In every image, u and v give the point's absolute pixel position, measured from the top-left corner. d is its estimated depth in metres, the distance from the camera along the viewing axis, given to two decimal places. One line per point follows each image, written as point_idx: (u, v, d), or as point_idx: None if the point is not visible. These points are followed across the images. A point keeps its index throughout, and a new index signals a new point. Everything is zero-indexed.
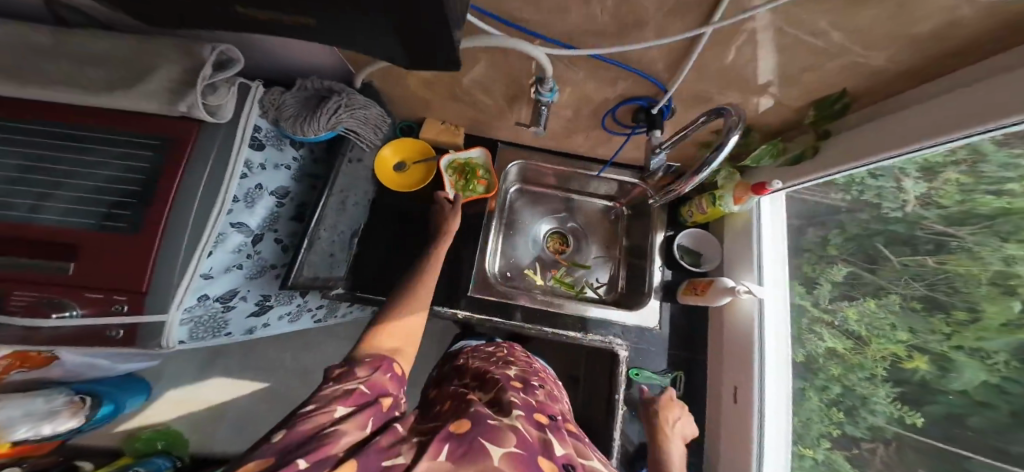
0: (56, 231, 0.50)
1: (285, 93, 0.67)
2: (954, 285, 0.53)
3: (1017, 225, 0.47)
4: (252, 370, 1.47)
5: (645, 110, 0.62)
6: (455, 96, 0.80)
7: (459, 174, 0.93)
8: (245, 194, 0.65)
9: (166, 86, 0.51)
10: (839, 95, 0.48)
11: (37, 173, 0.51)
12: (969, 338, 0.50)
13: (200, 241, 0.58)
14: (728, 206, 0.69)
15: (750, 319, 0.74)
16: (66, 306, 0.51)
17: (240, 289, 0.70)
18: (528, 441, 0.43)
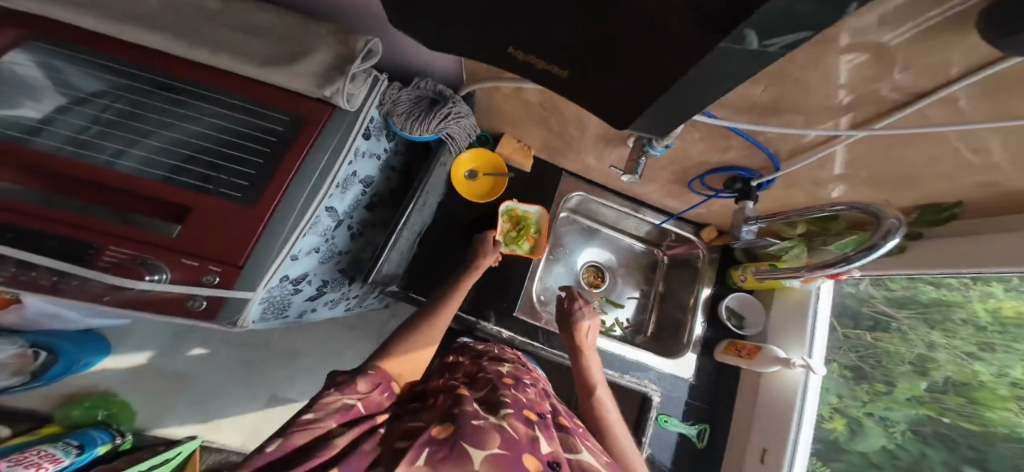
0: (152, 185, 0.49)
1: (402, 89, 0.71)
2: (879, 359, 0.83)
3: (940, 317, 0.75)
4: (230, 347, 1.32)
5: (744, 180, 0.66)
6: (545, 121, 0.80)
7: (513, 222, 0.93)
8: (344, 179, 0.65)
9: (318, 69, 0.55)
10: (954, 204, 0.53)
11: (137, 120, 0.54)
12: (881, 406, 0.80)
13: (303, 220, 0.55)
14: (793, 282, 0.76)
15: (792, 389, 0.80)
16: (154, 270, 0.47)
17: (310, 273, 0.68)
18: (516, 443, 0.46)
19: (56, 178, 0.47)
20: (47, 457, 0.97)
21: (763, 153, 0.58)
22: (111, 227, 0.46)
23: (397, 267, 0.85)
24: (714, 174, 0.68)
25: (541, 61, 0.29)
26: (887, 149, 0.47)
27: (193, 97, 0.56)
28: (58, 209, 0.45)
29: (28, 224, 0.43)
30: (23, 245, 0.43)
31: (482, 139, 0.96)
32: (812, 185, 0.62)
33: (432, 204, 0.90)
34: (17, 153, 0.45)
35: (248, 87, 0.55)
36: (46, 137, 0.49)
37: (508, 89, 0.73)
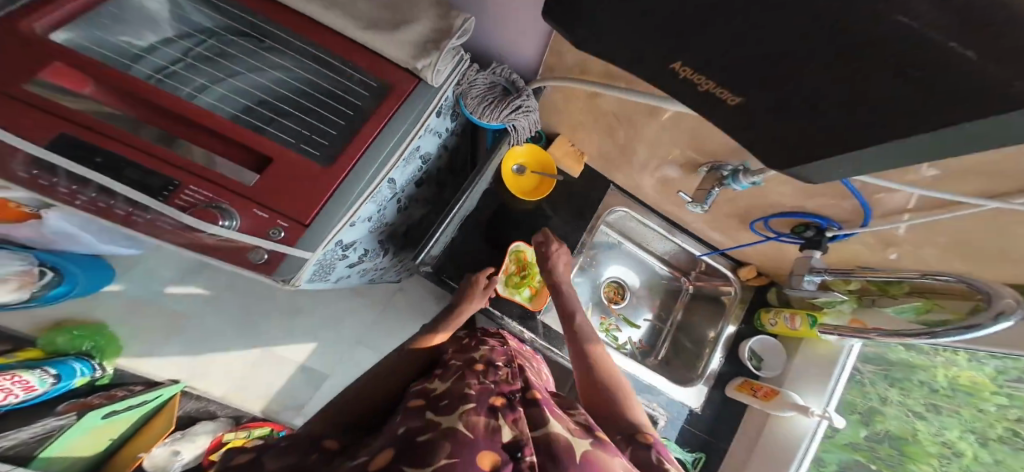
0: (232, 126, 0.51)
1: (480, 73, 0.71)
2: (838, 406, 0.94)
3: (897, 373, 0.90)
4: (236, 295, 1.29)
5: (818, 229, 0.68)
6: (614, 131, 0.79)
7: (517, 265, 0.91)
8: (410, 153, 0.65)
9: (414, 40, 0.57)
10: None
11: (223, 60, 0.56)
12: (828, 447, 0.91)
13: (369, 190, 0.55)
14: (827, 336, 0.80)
15: (799, 438, 0.82)
16: (226, 216, 0.49)
17: (359, 242, 0.68)
18: (472, 441, 0.40)
19: (150, 109, 0.51)
20: (19, 385, 0.96)
21: (856, 201, 0.58)
22: (194, 167, 0.49)
23: (437, 248, 0.88)
24: (783, 217, 0.71)
25: (712, 84, 0.25)
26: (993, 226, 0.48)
27: (279, 44, 0.57)
28: (146, 141, 0.48)
29: (120, 152, 0.46)
30: (111, 172, 0.46)
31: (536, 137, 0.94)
32: (889, 241, 0.62)
33: (478, 193, 0.90)
34: (113, 77, 0.48)
35: (332, 43, 0.56)
36: (145, 65, 0.52)
37: (589, 93, 0.72)
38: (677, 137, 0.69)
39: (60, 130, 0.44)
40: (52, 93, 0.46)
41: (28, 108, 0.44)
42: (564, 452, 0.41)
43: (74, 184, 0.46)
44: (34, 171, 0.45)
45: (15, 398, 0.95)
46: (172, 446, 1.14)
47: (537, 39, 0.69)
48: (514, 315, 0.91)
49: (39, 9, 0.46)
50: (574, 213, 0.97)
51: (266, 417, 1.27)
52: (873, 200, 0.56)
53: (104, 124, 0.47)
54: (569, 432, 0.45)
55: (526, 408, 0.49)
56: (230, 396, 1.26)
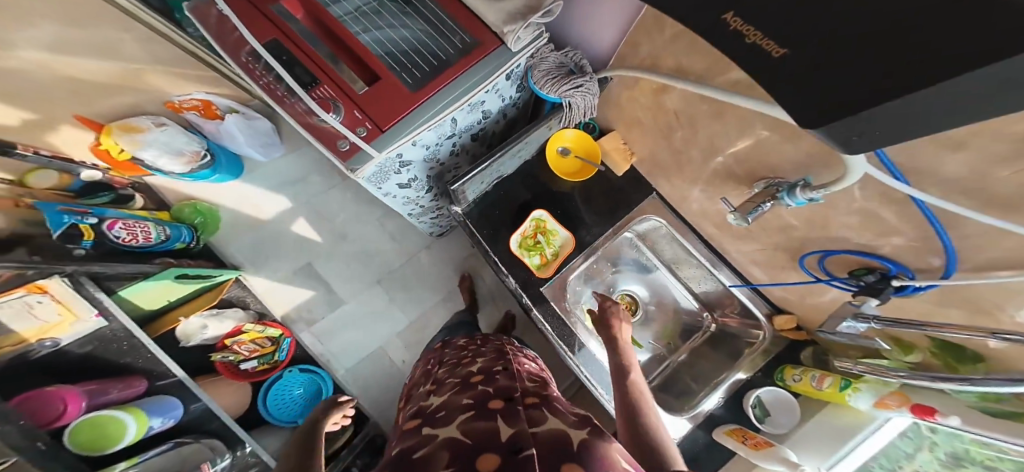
0: (368, 53, 0.66)
1: (551, 52, 0.76)
2: None
3: None
4: (307, 209, 1.51)
5: (884, 274, 0.61)
6: (671, 133, 0.80)
7: (537, 232, 0.94)
8: (478, 103, 0.71)
9: (509, 11, 0.64)
10: None
11: (381, 8, 0.71)
12: None
13: (434, 119, 0.64)
14: (858, 399, 0.73)
15: None
16: (336, 110, 0.62)
17: (413, 165, 0.75)
18: (469, 448, 0.41)
19: (324, 31, 0.68)
20: (144, 233, 1.16)
21: (942, 245, 0.52)
22: (331, 73, 0.64)
23: (472, 196, 0.92)
24: (846, 254, 0.65)
25: (758, 34, 0.24)
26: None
27: (421, 6, 0.70)
28: (316, 53, 0.65)
29: (298, 57, 0.65)
30: (286, 66, 0.64)
31: (590, 126, 0.96)
32: (973, 302, 0.54)
33: (519, 158, 0.92)
34: (316, 12, 0.68)
35: (456, 7, 0.68)
36: (336, 7, 0.69)
37: (657, 87, 0.74)
38: (739, 145, 0.68)
39: (273, 37, 0.65)
40: (283, 17, 0.67)
41: (266, 21, 0.66)
42: (562, 447, 0.41)
43: (264, 71, 0.66)
44: (250, 58, 0.67)
45: (138, 243, 1.15)
46: (204, 320, 1.28)
47: (617, 30, 0.73)
48: (520, 281, 0.92)
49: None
50: (608, 207, 0.96)
51: (283, 321, 1.42)
52: (962, 244, 0.50)
53: (301, 41, 0.66)
54: (568, 425, 0.46)
55: (525, 408, 0.51)
56: (264, 298, 1.44)
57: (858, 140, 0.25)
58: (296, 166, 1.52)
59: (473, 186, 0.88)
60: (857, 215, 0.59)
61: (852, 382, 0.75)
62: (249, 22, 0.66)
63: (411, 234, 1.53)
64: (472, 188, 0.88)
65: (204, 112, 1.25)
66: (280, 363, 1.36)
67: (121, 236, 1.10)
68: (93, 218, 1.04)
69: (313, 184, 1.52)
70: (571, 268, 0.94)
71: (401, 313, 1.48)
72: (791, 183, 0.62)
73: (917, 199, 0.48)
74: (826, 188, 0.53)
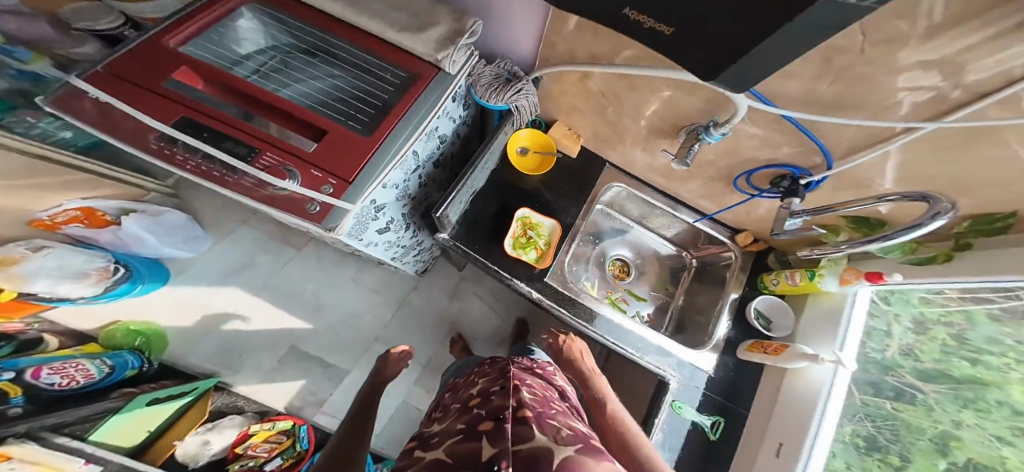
0: (308, 112, 0.65)
1: (488, 66, 0.82)
2: (898, 428, 0.83)
3: (973, 393, 0.77)
4: (269, 290, 1.52)
5: (792, 179, 0.76)
6: (605, 110, 0.91)
7: (526, 229, 1.00)
8: (432, 131, 0.74)
9: (436, 38, 0.67)
10: (1008, 215, 0.58)
11: (289, 67, 0.75)
12: None
13: (402, 155, 0.64)
14: (826, 283, 0.85)
15: (818, 388, 0.79)
16: (292, 175, 0.57)
17: (389, 207, 0.75)
18: (452, 466, 0.52)
19: (244, 98, 0.66)
20: (81, 372, 1.07)
21: (815, 145, 0.66)
22: (268, 138, 0.61)
23: (454, 216, 0.94)
24: (762, 170, 0.79)
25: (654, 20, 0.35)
26: (950, 151, 0.54)
27: (334, 54, 0.74)
28: (247, 124, 0.62)
29: (223, 130, 0.60)
30: (213, 142, 0.59)
31: (536, 123, 1.09)
32: (857, 178, 0.69)
33: (487, 170, 1.00)
34: (225, 78, 0.65)
35: (379, 47, 0.70)
36: (240, 68, 0.70)
37: (580, 75, 0.85)
38: (659, 106, 0.79)
39: (184, 116, 0.60)
40: (189, 95, 0.63)
41: (169, 101, 0.60)
42: (536, 463, 0.49)
43: (187, 153, 0.59)
44: (162, 144, 0.58)
45: (77, 383, 1.03)
46: (204, 436, 1.14)
47: (534, 36, 0.82)
48: (523, 276, 0.97)
49: (176, 33, 0.66)
50: (575, 193, 1.07)
51: (289, 412, 1.37)
52: (827, 139, 0.65)
53: (221, 115, 0.62)
54: (552, 442, 0.55)
55: (512, 422, 0.58)
56: (255, 391, 1.40)
57: (744, 79, 0.36)
58: (240, 253, 1.55)
59: (453, 205, 0.90)
60: (756, 138, 0.72)
61: (817, 270, 0.88)
62: (146, 107, 0.59)
63: (391, 280, 1.60)
64: (452, 207, 0.91)
65: (89, 222, 1.21)
66: (304, 453, 1.28)
67: (55, 381, 0.97)
68: (9, 371, 0.89)
69: (264, 264, 1.55)
70: (564, 252, 1.01)
71: (409, 360, 1.48)
72: (701, 127, 0.75)
73: (788, 117, 0.62)
74: (729, 123, 0.65)
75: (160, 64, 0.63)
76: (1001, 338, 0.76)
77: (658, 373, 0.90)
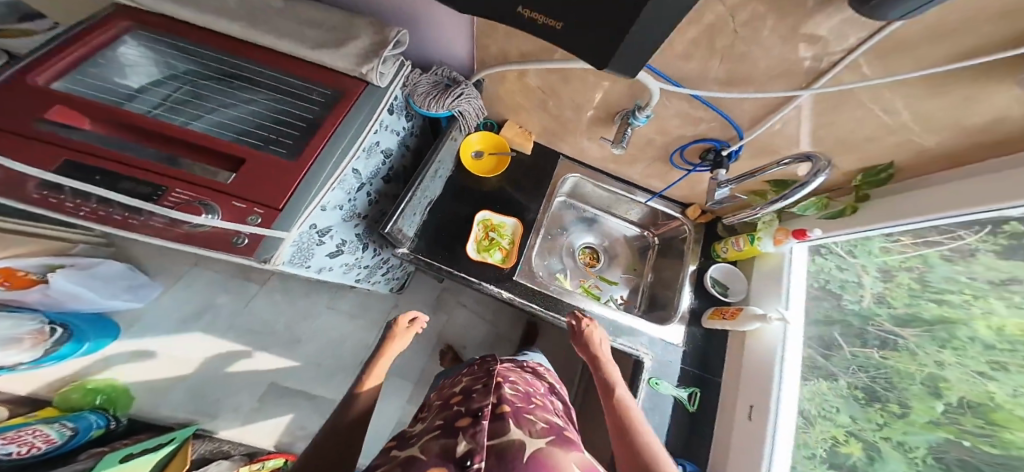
0: (221, 140, 0.61)
1: (421, 75, 0.79)
2: (891, 379, 0.74)
3: (949, 333, 0.68)
4: (236, 330, 1.49)
5: (716, 152, 0.81)
6: (547, 104, 0.96)
7: (488, 231, 1.00)
8: (369, 146, 0.72)
9: (355, 53, 0.65)
10: (887, 166, 0.65)
11: (199, 96, 0.70)
12: (899, 431, 0.70)
13: (336, 175, 0.62)
14: (766, 245, 0.89)
15: (771, 349, 0.84)
16: (209, 210, 0.54)
17: (333, 229, 0.73)
18: (423, 462, 0.48)
19: (145, 133, 0.61)
20: (40, 438, 1.04)
21: (720, 116, 0.72)
22: (175, 173, 0.56)
23: (411, 230, 0.91)
24: (692, 145, 0.85)
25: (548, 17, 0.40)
26: (826, 113, 0.62)
27: (250, 80, 0.71)
28: (147, 160, 0.57)
29: (119, 170, 0.55)
30: (108, 184, 0.53)
31: (488, 125, 1.10)
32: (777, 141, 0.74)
33: (441, 178, 0.97)
34: (116, 114, 0.60)
35: (301, 68, 0.68)
36: (136, 103, 0.66)
37: (516, 73, 0.88)
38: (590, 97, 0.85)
39: (64, 159, 0.53)
40: (73, 135, 0.56)
41: (47, 143, 0.54)
42: (510, 460, 0.46)
43: (79, 200, 0.53)
44: (46, 191, 0.52)
45: (36, 450, 1.02)
46: None
47: (465, 40, 0.81)
48: (492, 278, 0.95)
49: (42, 68, 0.60)
50: (534, 187, 1.10)
51: (278, 450, 1.34)
52: (731, 112, 0.71)
53: (117, 153, 0.56)
54: (528, 435, 0.52)
55: (492, 419, 0.56)
56: (242, 434, 1.36)
57: (629, 63, 0.41)
58: (198, 296, 1.51)
59: (404, 216, 0.84)
60: (678, 115, 0.76)
61: (755, 234, 0.91)
62: (13, 152, 0.52)
63: (369, 303, 1.61)
64: (403, 218, 0.84)
65: (9, 283, 1.18)
66: None
67: (11, 450, 0.96)
68: None
69: (224, 306, 1.51)
70: (531, 246, 1.01)
71: (402, 379, 1.46)
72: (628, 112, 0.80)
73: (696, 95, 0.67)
74: (648, 105, 0.72)
75: (31, 104, 0.56)
76: (955, 275, 0.70)
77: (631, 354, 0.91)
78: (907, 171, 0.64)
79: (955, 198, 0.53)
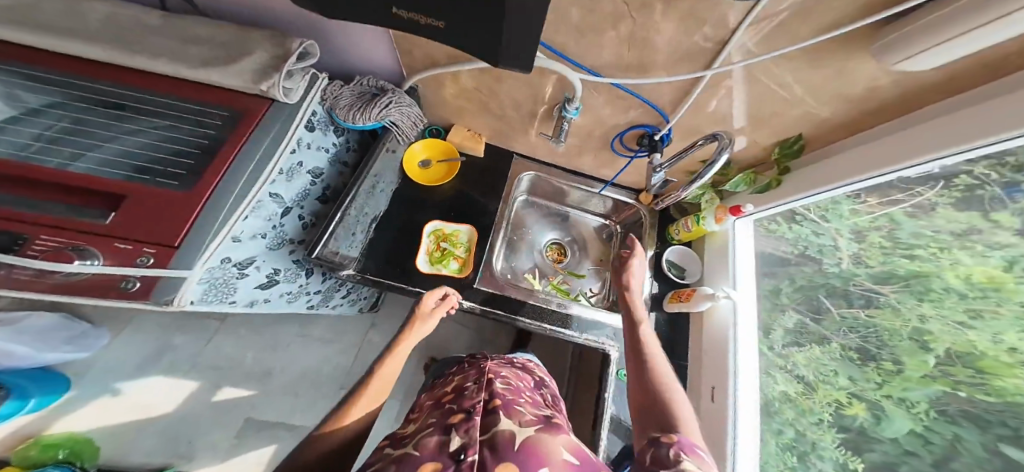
0: (102, 179, 0.55)
1: (344, 86, 0.75)
2: (882, 337, 0.66)
3: (925, 285, 0.62)
4: (200, 369, 1.46)
5: (649, 136, 0.86)
6: (489, 106, 0.95)
7: (440, 242, 0.96)
8: (289, 168, 0.68)
9: (252, 68, 0.61)
10: (798, 137, 0.70)
11: (83, 126, 0.62)
12: (897, 388, 0.62)
13: (243, 204, 0.59)
14: (709, 224, 0.91)
15: (725, 326, 0.83)
16: (85, 256, 0.50)
17: (257, 259, 0.70)
18: (418, 457, 0.47)
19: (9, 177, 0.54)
20: None
21: (643, 102, 0.77)
22: (47, 220, 0.52)
23: (355, 251, 0.86)
24: (629, 132, 0.89)
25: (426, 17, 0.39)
26: (725, 89, 0.67)
27: (142, 106, 0.64)
28: (3, 208, 0.51)
29: None
30: None
31: (435, 131, 1.08)
32: (707, 116, 0.76)
33: (385, 192, 0.94)
34: None
35: (193, 90, 0.64)
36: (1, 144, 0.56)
37: (449, 78, 0.87)
38: (526, 94, 0.87)
39: None
40: None
41: None
42: (505, 446, 0.47)
43: None
44: None
45: None
46: None
47: (385, 48, 0.78)
48: (455, 287, 0.91)
49: None
50: (491, 187, 1.08)
51: None
52: (648, 96, 0.76)
53: None
54: (517, 424, 0.52)
55: (483, 415, 0.54)
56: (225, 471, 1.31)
57: (522, 58, 0.43)
58: (151, 341, 1.48)
59: (336, 238, 0.80)
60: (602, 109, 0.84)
61: (699, 213, 0.93)
62: None
63: (342, 326, 1.59)
64: (334, 240, 0.81)
65: None
66: None
67: None
68: None
69: (183, 346, 1.49)
70: (492, 244, 1.00)
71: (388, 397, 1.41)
72: (561, 105, 0.85)
73: (616, 83, 0.73)
74: (574, 95, 0.79)
75: None
76: (923, 227, 0.64)
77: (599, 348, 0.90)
78: (812, 142, 0.70)
79: (903, 150, 0.52)
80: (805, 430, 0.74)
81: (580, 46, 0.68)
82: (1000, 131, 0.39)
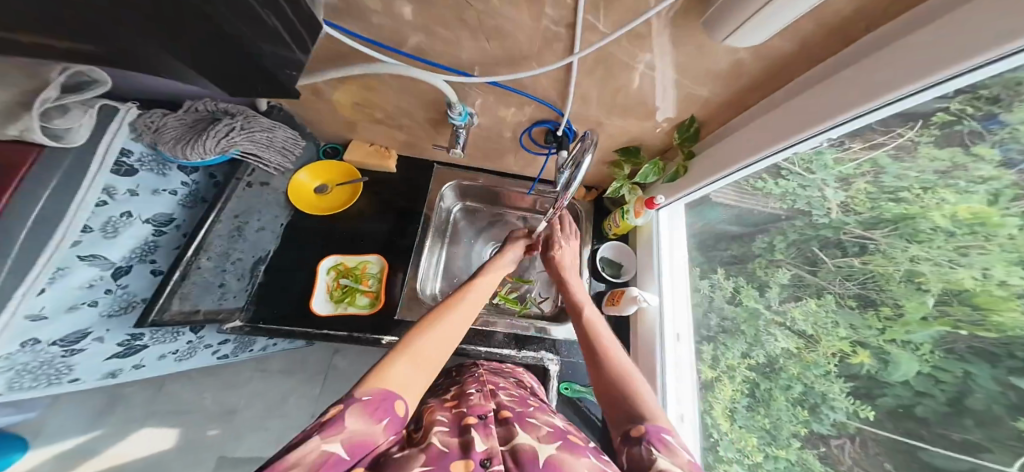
0: None
1: (168, 115, 0.62)
2: (881, 284, 0.51)
3: (913, 228, 0.47)
4: (160, 415, 1.36)
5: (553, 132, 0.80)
6: (378, 118, 0.85)
7: (341, 278, 0.85)
8: (103, 223, 0.59)
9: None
10: (691, 120, 0.70)
11: None
12: (899, 331, 0.48)
13: (28, 280, 0.50)
14: (632, 218, 0.89)
15: (652, 324, 0.86)
16: None
17: (93, 330, 0.64)
18: (442, 456, 0.46)
19: None
20: None
21: (536, 100, 0.72)
22: None
23: (239, 300, 0.77)
24: (534, 128, 0.82)
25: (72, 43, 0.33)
26: (606, 72, 0.61)
27: None
28: None
29: None
30: None
31: (332, 150, 0.97)
32: (602, 102, 0.69)
33: (267, 230, 0.82)
34: None
35: None
36: None
37: (310, 91, 0.75)
38: (411, 101, 0.77)
39: None
40: None
41: None
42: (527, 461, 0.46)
43: None
44: None
45: None
46: None
47: None
48: (377, 326, 0.81)
49: None
50: (411, 202, 0.97)
51: None
52: (536, 92, 0.70)
53: None
54: (536, 440, 0.50)
55: (501, 427, 0.54)
56: None
57: (278, 87, 0.45)
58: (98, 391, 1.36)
59: (192, 295, 0.66)
60: (495, 109, 0.78)
61: (624, 207, 0.91)
62: None
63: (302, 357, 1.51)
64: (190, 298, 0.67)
65: None
66: None
67: None
68: None
69: (134, 394, 1.38)
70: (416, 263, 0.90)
71: None
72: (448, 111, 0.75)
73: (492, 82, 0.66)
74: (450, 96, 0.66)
75: None
76: (905, 170, 0.48)
77: (535, 363, 0.89)
78: (708, 122, 0.70)
79: (840, 99, 0.44)
80: (813, 381, 0.58)
81: (439, 38, 0.58)
82: (986, 50, 0.29)
